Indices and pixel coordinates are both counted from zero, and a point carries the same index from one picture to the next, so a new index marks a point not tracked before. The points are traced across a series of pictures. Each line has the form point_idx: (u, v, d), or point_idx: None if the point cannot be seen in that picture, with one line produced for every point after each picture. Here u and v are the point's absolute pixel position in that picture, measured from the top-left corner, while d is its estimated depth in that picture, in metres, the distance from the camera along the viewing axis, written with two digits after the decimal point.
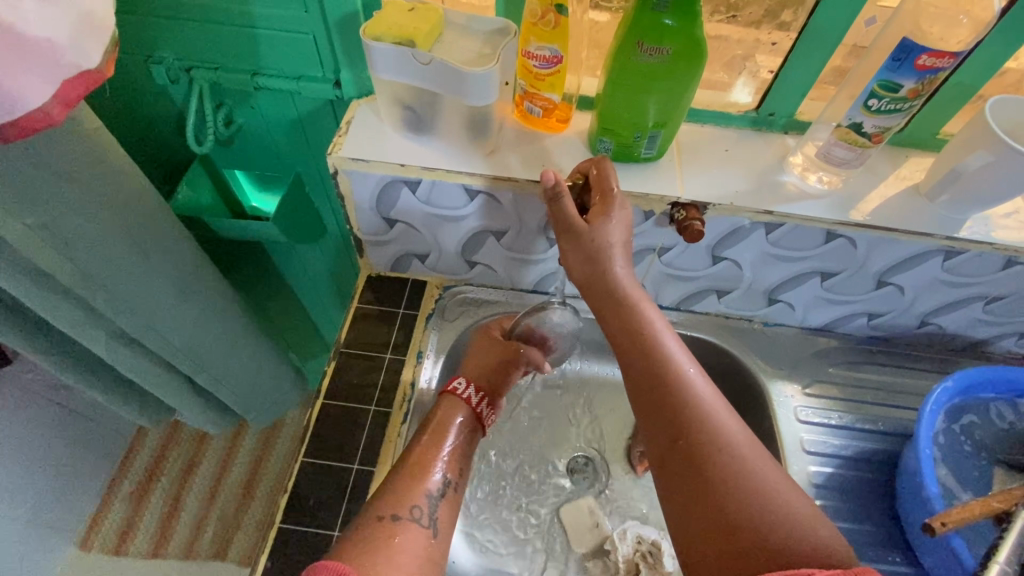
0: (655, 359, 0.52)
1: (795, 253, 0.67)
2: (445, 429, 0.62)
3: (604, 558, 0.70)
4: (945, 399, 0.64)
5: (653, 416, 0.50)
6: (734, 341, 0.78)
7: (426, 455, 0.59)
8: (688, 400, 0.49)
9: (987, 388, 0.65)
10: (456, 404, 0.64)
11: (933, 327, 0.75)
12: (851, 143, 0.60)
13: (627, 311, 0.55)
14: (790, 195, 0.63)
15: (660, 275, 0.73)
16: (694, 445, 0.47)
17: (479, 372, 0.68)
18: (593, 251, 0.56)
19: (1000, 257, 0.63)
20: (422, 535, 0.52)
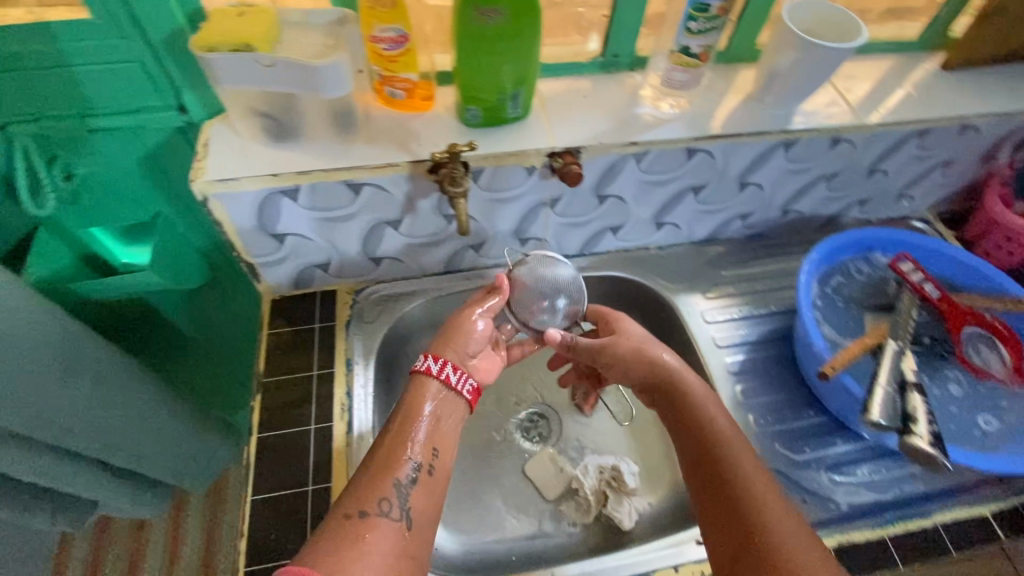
0: (711, 448, 0.57)
1: (666, 175, 0.73)
2: (415, 413, 0.59)
3: (576, 498, 0.74)
4: (814, 268, 0.73)
5: (704, 447, 0.57)
6: (637, 270, 0.85)
7: (392, 448, 0.56)
8: (736, 443, 0.57)
9: (844, 251, 0.76)
10: (426, 385, 0.61)
11: (794, 214, 0.86)
12: (684, 65, 0.66)
13: (688, 403, 0.60)
14: (648, 124, 0.69)
15: (557, 225, 0.77)
16: (733, 483, 0.54)
17: (444, 349, 0.64)
18: (609, 362, 0.66)
19: (827, 138, 0.73)
20: (392, 530, 0.50)
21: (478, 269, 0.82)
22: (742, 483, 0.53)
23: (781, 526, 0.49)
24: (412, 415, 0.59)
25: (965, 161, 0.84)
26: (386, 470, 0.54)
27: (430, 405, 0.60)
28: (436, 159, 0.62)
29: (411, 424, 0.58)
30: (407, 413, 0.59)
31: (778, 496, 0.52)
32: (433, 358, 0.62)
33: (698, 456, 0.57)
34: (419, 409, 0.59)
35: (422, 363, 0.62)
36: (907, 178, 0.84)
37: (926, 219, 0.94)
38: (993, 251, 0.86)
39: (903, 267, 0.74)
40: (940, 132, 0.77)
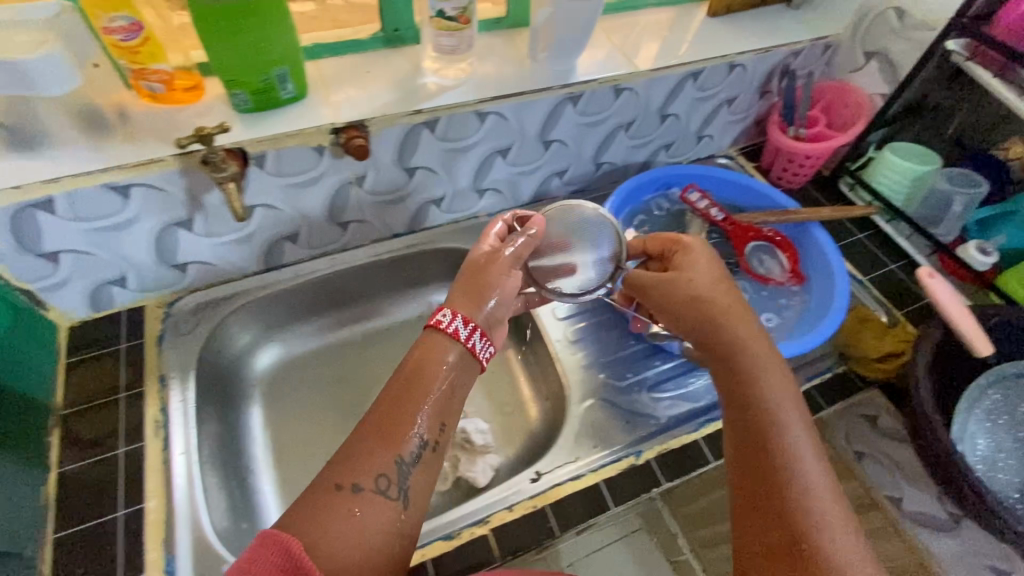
0: (765, 425, 0.50)
1: (465, 141, 0.75)
2: (424, 377, 0.51)
3: None
4: (615, 210, 0.79)
5: (741, 408, 0.52)
6: (468, 239, 0.87)
7: (398, 409, 0.49)
8: (785, 389, 0.53)
9: (645, 191, 0.83)
10: (435, 348, 0.53)
11: (607, 164, 0.92)
12: (447, 31, 0.65)
13: (749, 370, 0.54)
14: (432, 92, 0.70)
15: (372, 204, 0.78)
16: (781, 444, 0.49)
17: (467, 307, 0.57)
18: (712, 319, 0.58)
19: (609, 89, 0.79)
20: (385, 507, 0.44)
21: (304, 261, 0.81)
22: (776, 444, 0.49)
23: (819, 509, 0.45)
24: (425, 383, 0.51)
25: (745, 97, 0.93)
26: (368, 453, 0.46)
27: (442, 372, 0.52)
28: (185, 146, 0.59)
29: (418, 387, 0.50)
30: (410, 376, 0.51)
31: (821, 471, 0.47)
32: (460, 319, 0.55)
33: (749, 420, 0.51)
34: (431, 373, 0.51)
35: (444, 319, 0.55)
36: (699, 119, 0.93)
37: (730, 154, 1.03)
38: (782, 174, 0.96)
39: (695, 198, 0.81)
40: (712, 72, 0.85)
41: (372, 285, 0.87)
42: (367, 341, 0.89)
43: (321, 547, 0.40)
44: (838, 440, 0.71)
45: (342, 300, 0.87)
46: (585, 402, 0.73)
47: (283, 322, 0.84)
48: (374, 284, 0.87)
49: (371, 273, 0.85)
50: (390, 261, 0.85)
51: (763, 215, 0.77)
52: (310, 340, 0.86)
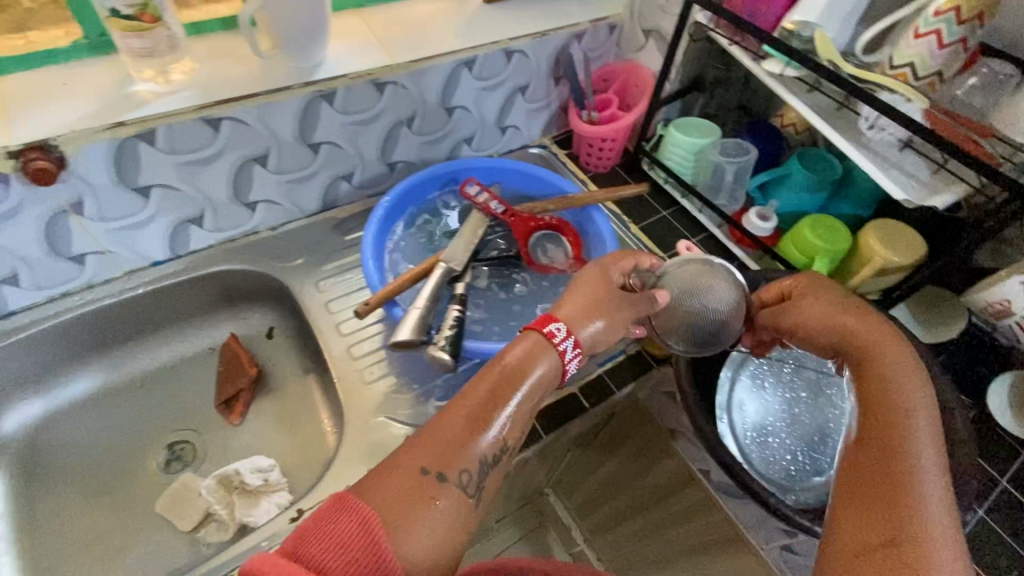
0: (903, 427, 0.44)
1: (203, 152, 0.67)
2: (524, 373, 0.46)
3: (215, 519, 0.70)
4: (393, 211, 0.75)
5: (888, 419, 0.45)
6: (247, 258, 0.80)
7: (495, 394, 0.45)
8: (918, 396, 0.46)
9: (430, 189, 0.79)
10: (531, 338, 0.48)
11: (401, 164, 0.86)
12: (134, 31, 0.59)
13: (885, 363, 0.49)
14: (141, 102, 0.63)
15: (109, 232, 0.69)
16: (903, 443, 0.43)
17: (528, 352, 0.47)
18: (799, 299, 0.57)
19: (368, 84, 0.73)
20: (461, 502, 0.41)
21: (41, 304, 0.71)
22: (906, 442, 0.43)
23: (934, 508, 0.39)
24: (506, 367, 0.45)
25: (539, 83, 0.91)
26: (500, 408, 0.44)
27: (539, 365, 0.47)
28: None
29: (493, 375, 0.45)
30: (512, 371, 0.46)
31: (940, 470, 0.42)
32: (573, 338, 0.48)
33: (893, 426, 0.44)
34: (529, 372, 0.46)
35: (551, 330, 0.48)
36: (494, 109, 0.89)
37: (543, 143, 1.01)
38: (589, 159, 0.96)
39: (475, 190, 0.77)
40: (490, 59, 0.81)
41: (142, 321, 0.78)
42: (148, 383, 0.80)
43: (402, 538, 0.37)
44: (654, 419, 0.78)
45: (108, 342, 0.77)
46: (365, 422, 0.68)
47: (31, 376, 0.73)
48: (146, 319, 0.78)
49: (132, 307, 0.76)
50: (154, 294, 0.76)
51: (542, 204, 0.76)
52: (75, 389, 0.77)
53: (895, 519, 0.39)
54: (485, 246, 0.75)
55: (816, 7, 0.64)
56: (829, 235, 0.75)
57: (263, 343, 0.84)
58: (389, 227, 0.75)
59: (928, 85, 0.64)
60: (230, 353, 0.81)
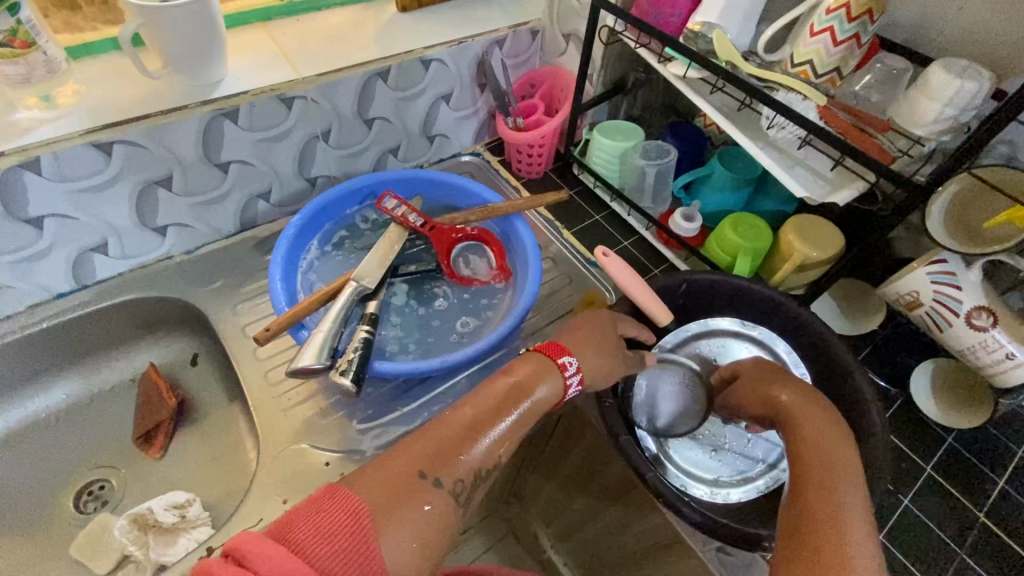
0: (830, 469, 0.47)
1: (96, 179, 0.65)
2: (525, 394, 0.52)
3: (132, 561, 0.66)
4: (309, 229, 0.73)
5: (813, 470, 0.47)
6: (163, 285, 0.77)
7: (484, 416, 0.49)
8: (835, 443, 0.49)
9: (349, 204, 0.77)
10: (538, 360, 0.55)
11: (323, 179, 0.84)
12: (3, 59, 0.57)
13: (808, 410, 0.53)
14: (22, 129, 0.60)
15: (3, 266, 0.66)
16: (821, 485, 0.46)
17: (529, 374, 0.53)
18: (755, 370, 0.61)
19: (273, 100, 0.70)
20: (448, 501, 0.44)
21: None
22: (830, 491, 0.45)
23: (856, 543, 0.41)
24: (510, 383, 0.52)
25: (463, 91, 0.90)
26: (491, 422, 0.49)
27: (541, 389, 0.53)
28: None
29: (492, 394, 0.51)
30: (521, 387, 0.52)
31: (863, 503, 0.44)
32: (579, 375, 0.56)
33: (818, 471, 0.47)
34: (531, 390, 0.52)
35: (567, 365, 0.55)
36: (418, 119, 0.87)
37: (475, 151, 1.00)
38: (520, 166, 0.95)
39: (392, 204, 0.74)
40: (405, 69, 0.80)
41: (52, 356, 0.74)
42: (62, 420, 0.76)
43: (383, 532, 0.40)
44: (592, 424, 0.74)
45: (13, 381, 0.73)
46: (284, 450, 0.65)
47: None
48: (56, 355, 0.75)
49: (36, 343, 0.72)
50: (60, 328, 0.72)
51: (463, 214, 0.75)
52: None
53: (820, 561, 0.40)
54: (403, 261, 0.74)
55: (714, 9, 0.64)
56: (751, 233, 0.76)
57: (187, 371, 0.81)
58: (303, 246, 0.73)
59: (828, 82, 0.65)
60: (150, 384, 0.78)
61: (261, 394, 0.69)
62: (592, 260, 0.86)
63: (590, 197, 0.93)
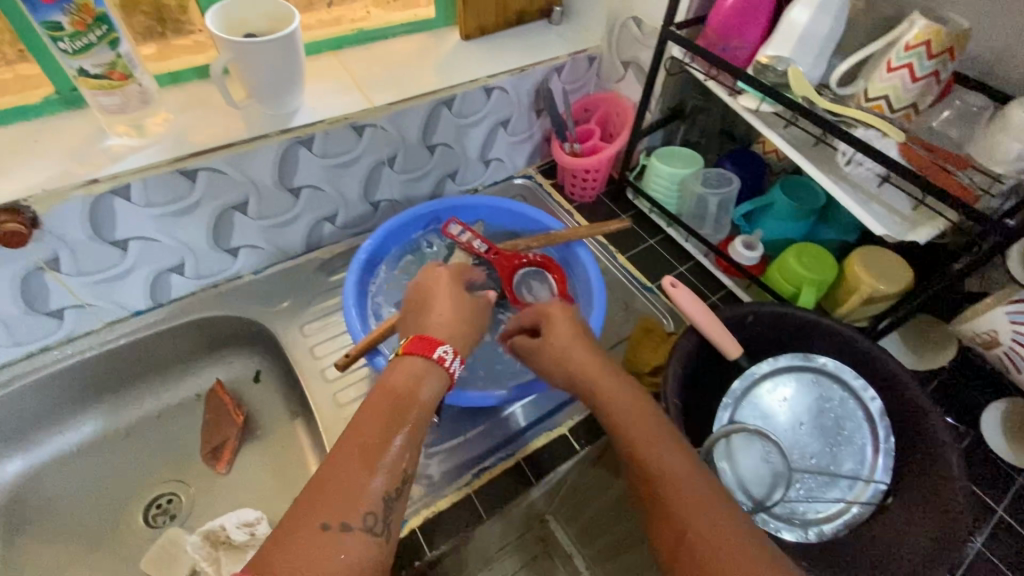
0: (642, 448, 0.50)
1: (181, 204, 0.67)
2: (413, 401, 0.52)
3: None
4: (377, 254, 0.76)
5: (649, 459, 0.49)
6: (233, 304, 0.79)
7: (381, 433, 0.49)
8: (659, 436, 0.51)
9: (414, 228, 0.80)
10: (415, 363, 0.54)
11: (385, 202, 0.86)
12: (101, 90, 0.57)
13: (611, 401, 0.54)
14: (116, 157, 0.62)
15: (89, 286, 0.68)
16: (648, 460, 0.49)
17: (408, 381, 0.53)
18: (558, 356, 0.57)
19: (346, 129, 0.72)
20: (371, 543, 0.45)
21: (19, 359, 0.70)
22: (672, 487, 0.48)
23: (699, 499, 0.47)
24: (397, 399, 0.51)
25: (520, 116, 0.91)
26: (392, 453, 0.48)
27: (427, 391, 0.53)
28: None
29: (381, 411, 0.50)
30: (398, 392, 0.52)
31: (678, 449, 0.50)
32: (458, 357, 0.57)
33: (638, 444, 0.51)
34: (419, 395, 0.52)
35: (450, 356, 0.56)
36: (476, 143, 0.89)
37: (527, 173, 1.02)
38: (573, 190, 0.96)
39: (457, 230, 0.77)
40: (468, 96, 0.81)
41: (125, 371, 0.77)
42: (132, 433, 0.78)
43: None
44: None
45: (88, 393, 0.76)
46: None
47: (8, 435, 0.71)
48: (129, 369, 0.77)
49: (112, 359, 0.74)
50: (135, 344, 0.75)
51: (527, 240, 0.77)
52: (57, 443, 0.75)
53: (675, 526, 0.46)
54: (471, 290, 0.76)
55: (789, 43, 0.64)
56: (816, 263, 0.75)
57: (250, 387, 0.83)
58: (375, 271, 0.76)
59: (904, 117, 0.64)
60: (217, 400, 0.80)
61: (330, 415, 0.71)
62: (649, 284, 0.87)
63: (645, 221, 0.93)
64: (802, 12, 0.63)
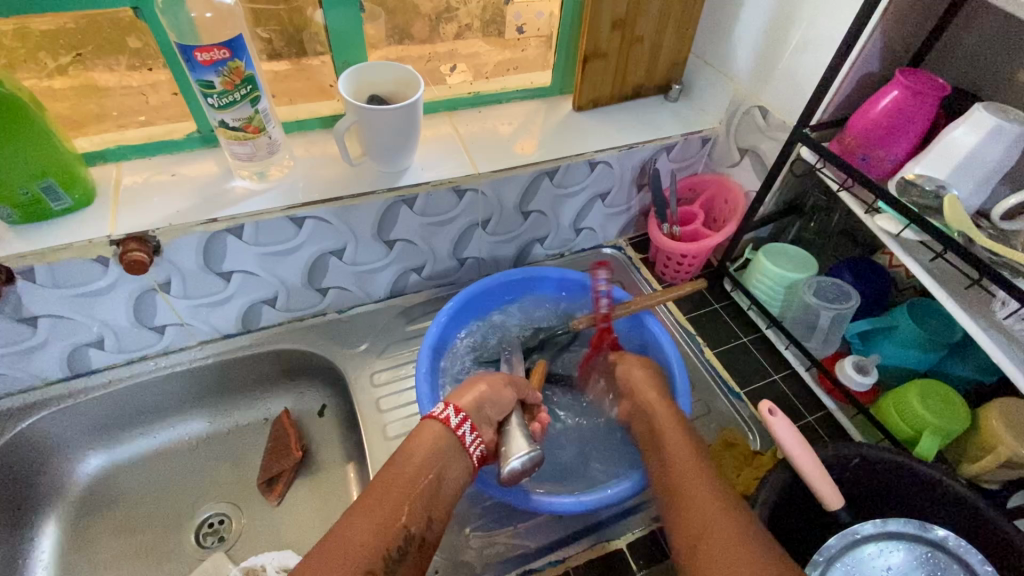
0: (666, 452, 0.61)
1: (283, 246, 0.70)
2: (434, 464, 0.56)
3: None
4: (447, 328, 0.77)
5: (666, 457, 0.60)
6: (312, 339, 0.81)
7: (399, 490, 0.54)
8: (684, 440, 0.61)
9: (479, 308, 0.81)
10: (432, 431, 0.59)
11: (471, 259, 0.86)
12: (237, 140, 0.61)
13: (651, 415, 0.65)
14: (236, 197, 0.66)
15: (190, 308, 0.72)
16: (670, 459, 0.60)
17: (424, 447, 0.57)
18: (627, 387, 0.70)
19: (448, 191, 0.73)
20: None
21: (119, 365, 0.75)
22: (683, 476, 0.57)
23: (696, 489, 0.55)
24: (410, 466, 0.55)
25: (620, 191, 0.88)
26: (414, 502, 0.53)
27: (445, 453, 0.57)
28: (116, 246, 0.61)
29: (399, 471, 0.55)
30: (415, 459, 0.56)
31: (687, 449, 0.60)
32: (451, 408, 0.60)
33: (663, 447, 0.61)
34: (435, 456, 0.57)
35: (439, 411, 0.60)
36: (571, 213, 0.87)
37: (618, 244, 0.98)
38: (665, 270, 0.91)
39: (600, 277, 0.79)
40: (572, 169, 0.80)
41: (206, 389, 0.80)
42: (199, 448, 0.81)
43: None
44: None
45: (170, 404, 0.79)
46: None
47: (95, 431, 0.76)
48: (209, 387, 0.80)
49: (199, 375, 0.78)
50: (220, 365, 0.78)
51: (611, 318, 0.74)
52: (137, 445, 0.79)
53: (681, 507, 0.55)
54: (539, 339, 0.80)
55: (947, 165, 0.57)
56: (941, 407, 0.65)
57: (313, 421, 0.83)
58: (446, 341, 0.77)
59: None
60: (280, 430, 0.81)
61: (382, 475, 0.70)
62: (736, 390, 0.79)
63: (739, 317, 0.87)
64: (967, 134, 0.56)
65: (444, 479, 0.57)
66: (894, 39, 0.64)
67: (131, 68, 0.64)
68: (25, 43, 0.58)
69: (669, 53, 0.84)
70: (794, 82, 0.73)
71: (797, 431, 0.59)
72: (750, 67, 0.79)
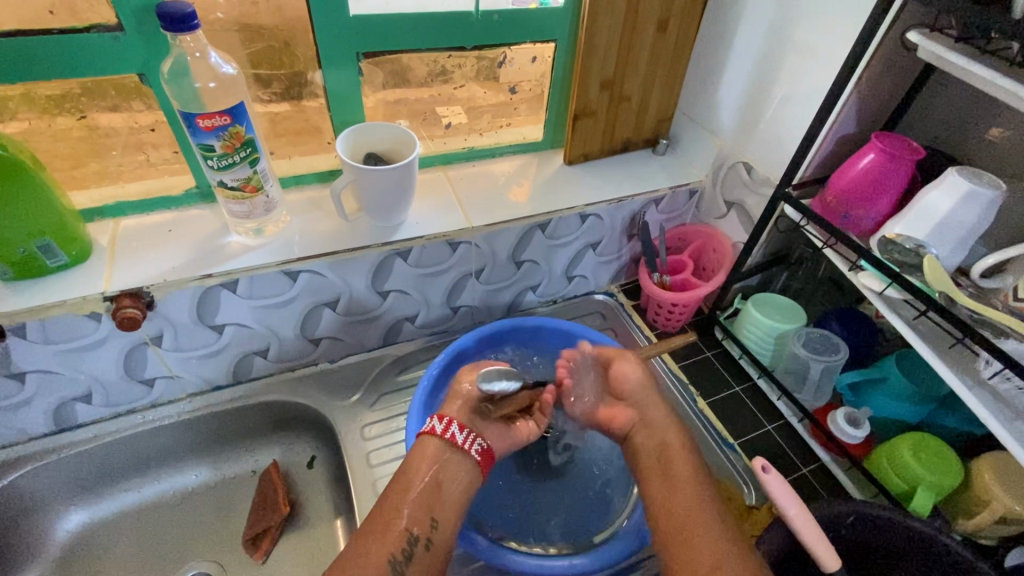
0: None
1: (277, 298, 0.70)
2: (436, 474, 0.58)
3: None
4: (435, 380, 0.76)
5: None
6: (301, 391, 0.80)
7: (393, 511, 0.55)
8: None
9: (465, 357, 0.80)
10: (430, 444, 0.60)
11: (464, 308, 0.87)
12: (234, 199, 0.62)
13: None
14: (232, 253, 0.66)
15: (182, 361, 0.72)
16: None
17: (428, 446, 0.60)
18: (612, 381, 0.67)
19: (442, 244, 0.74)
20: None
21: (107, 418, 0.74)
22: None
23: None
24: (414, 471, 0.58)
25: (611, 240, 0.90)
26: (419, 502, 0.56)
27: (438, 469, 0.59)
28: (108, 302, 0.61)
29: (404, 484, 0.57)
30: (413, 465, 0.59)
31: None
32: (437, 416, 0.63)
33: None
34: (431, 466, 0.59)
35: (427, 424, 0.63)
36: (564, 261, 0.88)
37: (610, 291, 0.99)
38: (657, 318, 0.92)
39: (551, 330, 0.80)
40: (564, 221, 0.81)
41: (194, 440, 0.79)
42: (184, 501, 0.79)
43: None
44: None
45: (155, 457, 0.78)
46: None
47: (80, 486, 0.74)
48: (198, 439, 0.79)
49: (187, 427, 0.77)
50: (210, 416, 0.77)
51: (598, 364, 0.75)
52: (120, 499, 0.77)
53: None
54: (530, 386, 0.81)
55: (925, 225, 0.59)
56: (935, 462, 0.66)
57: (302, 473, 0.82)
58: (435, 393, 0.76)
59: None
60: (268, 484, 0.79)
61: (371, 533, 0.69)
62: (730, 441, 0.78)
63: (731, 365, 0.87)
64: (943, 196, 0.58)
65: (445, 487, 0.58)
66: (869, 105, 0.67)
67: (131, 127, 0.66)
68: (31, 106, 0.60)
69: (656, 110, 0.87)
70: (776, 141, 0.76)
71: (790, 490, 0.58)
72: (734, 125, 0.82)
